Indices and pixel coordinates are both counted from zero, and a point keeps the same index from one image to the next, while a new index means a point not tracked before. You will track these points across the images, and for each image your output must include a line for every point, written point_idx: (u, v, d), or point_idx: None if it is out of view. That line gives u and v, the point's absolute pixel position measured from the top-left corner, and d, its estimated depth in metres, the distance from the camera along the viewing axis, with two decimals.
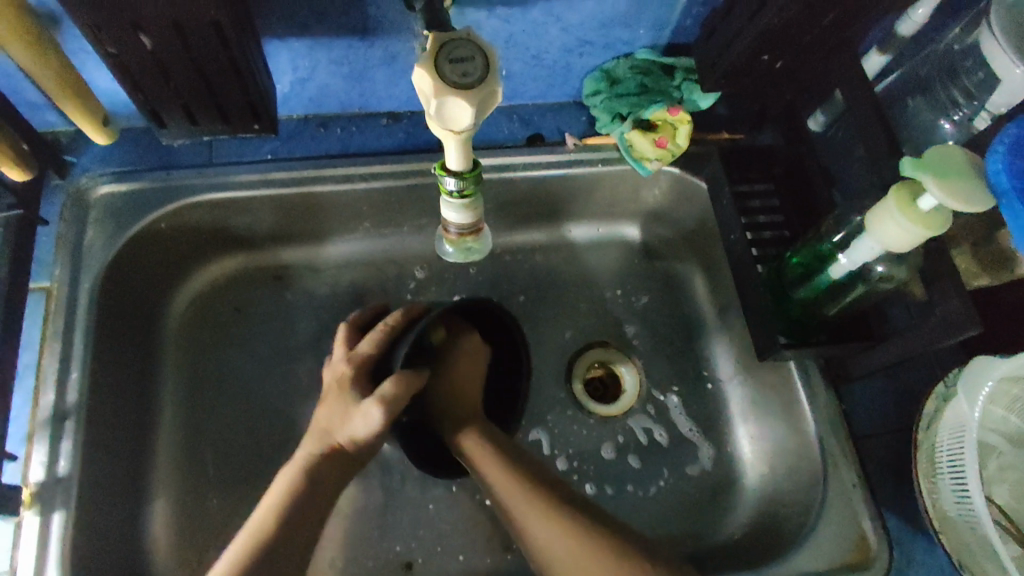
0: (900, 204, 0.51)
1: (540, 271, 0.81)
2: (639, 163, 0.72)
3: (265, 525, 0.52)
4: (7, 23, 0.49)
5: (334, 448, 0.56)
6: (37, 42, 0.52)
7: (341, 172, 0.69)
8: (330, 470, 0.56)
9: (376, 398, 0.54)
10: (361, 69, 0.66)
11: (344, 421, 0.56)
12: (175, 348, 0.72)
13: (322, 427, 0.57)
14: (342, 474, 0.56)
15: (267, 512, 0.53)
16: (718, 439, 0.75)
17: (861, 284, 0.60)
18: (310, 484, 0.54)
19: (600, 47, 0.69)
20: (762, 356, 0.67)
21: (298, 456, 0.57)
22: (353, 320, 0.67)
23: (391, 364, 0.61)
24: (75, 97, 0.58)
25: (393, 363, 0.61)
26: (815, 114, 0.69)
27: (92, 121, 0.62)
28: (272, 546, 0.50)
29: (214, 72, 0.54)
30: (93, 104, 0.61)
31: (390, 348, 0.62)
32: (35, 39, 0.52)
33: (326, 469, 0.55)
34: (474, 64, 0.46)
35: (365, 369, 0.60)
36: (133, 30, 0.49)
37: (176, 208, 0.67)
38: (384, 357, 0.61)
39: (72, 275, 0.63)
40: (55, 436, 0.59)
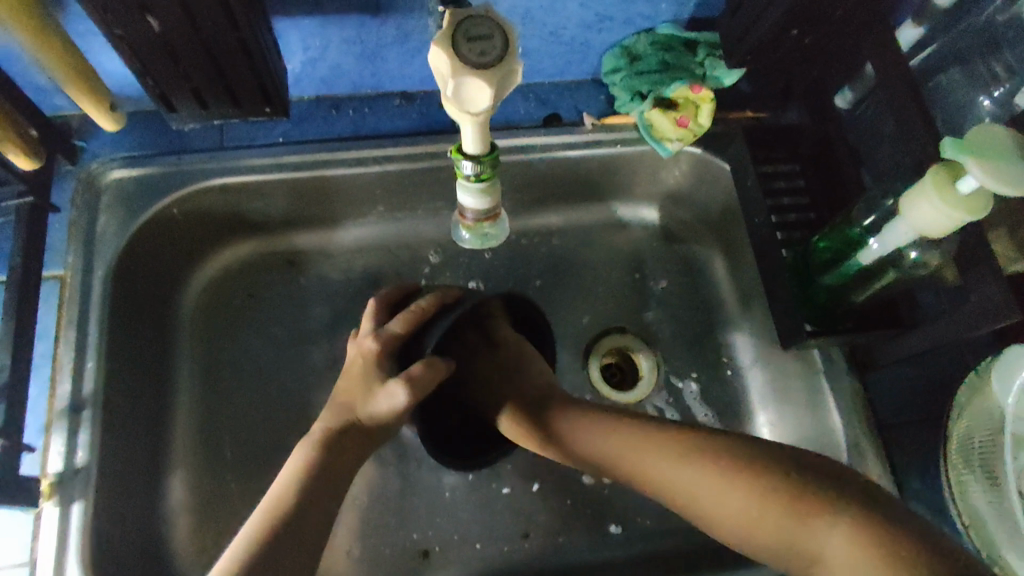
0: (937, 186, 0.48)
1: (556, 255, 0.79)
2: (660, 143, 0.70)
3: (286, 495, 0.51)
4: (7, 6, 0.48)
5: (354, 422, 0.56)
6: (39, 25, 0.50)
7: (354, 155, 0.68)
8: (351, 442, 0.55)
9: (405, 377, 0.55)
10: (374, 49, 0.64)
11: (368, 397, 0.56)
12: (190, 334, 0.72)
13: (345, 401, 0.57)
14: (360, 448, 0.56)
15: (289, 479, 0.52)
16: (739, 426, 0.74)
17: (892, 270, 0.58)
18: (330, 458, 0.54)
19: (620, 23, 0.67)
20: (787, 343, 0.65)
21: (319, 426, 0.56)
22: (381, 297, 0.65)
23: (419, 347, 0.60)
24: (83, 82, 0.57)
25: (421, 345, 0.60)
26: (843, 91, 0.66)
27: (100, 107, 0.61)
28: (293, 517, 0.50)
29: (224, 55, 0.53)
30: (101, 87, 0.60)
31: (419, 330, 0.61)
32: (40, 21, 0.51)
33: (347, 440, 0.55)
34: (492, 43, 0.44)
35: (392, 348, 0.60)
36: (140, 12, 0.47)
37: (188, 193, 0.66)
38: (413, 339, 0.61)
39: (85, 263, 0.63)
40: (72, 426, 0.59)
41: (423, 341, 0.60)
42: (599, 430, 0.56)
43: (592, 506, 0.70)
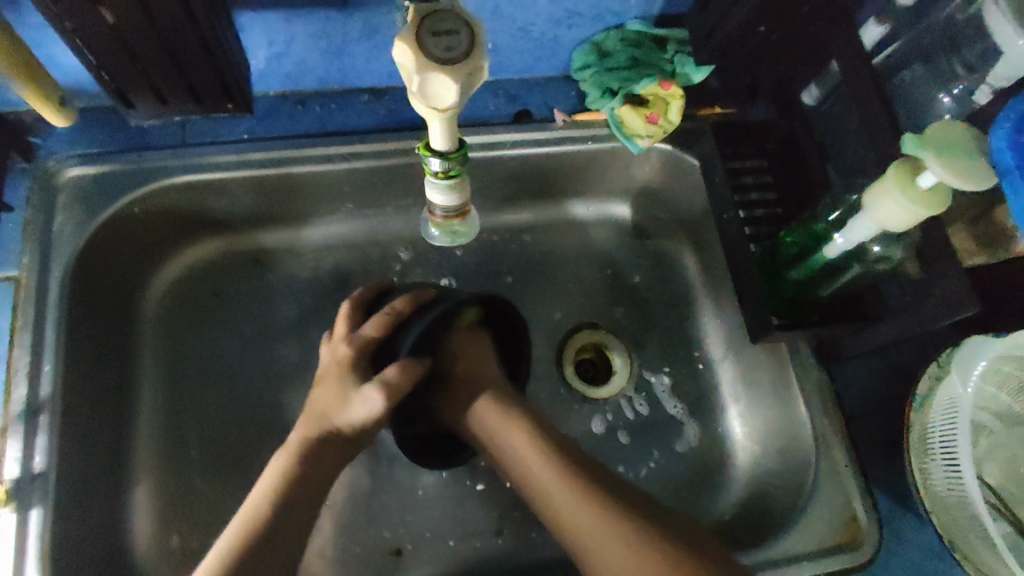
0: (900, 182, 0.49)
1: (528, 251, 0.79)
2: (630, 140, 0.70)
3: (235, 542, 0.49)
4: None
5: (331, 431, 0.55)
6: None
7: (322, 151, 0.66)
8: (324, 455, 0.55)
9: (381, 382, 0.53)
10: (340, 44, 0.63)
11: (343, 405, 0.55)
12: (153, 335, 0.70)
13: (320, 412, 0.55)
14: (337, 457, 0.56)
15: (261, 500, 0.51)
16: (710, 419, 0.75)
17: (856, 264, 0.59)
18: (302, 474, 0.53)
19: (589, 19, 0.67)
20: (754, 338, 0.66)
21: (293, 441, 0.55)
22: (355, 297, 0.63)
23: (396, 349, 0.59)
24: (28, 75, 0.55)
25: (398, 347, 0.59)
26: (810, 87, 0.67)
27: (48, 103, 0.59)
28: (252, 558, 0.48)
29: (182, 49, 0.51)
30: (49, 83, 0.58)
31: (395, 332, 0.59)
32: None
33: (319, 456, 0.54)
34: (458, 38, 0.44)
35: (368, 353, 0.58)
36: (92, 3, 0.45)
37: (150, 190, 0.64)
38: (388, 342, 0.59)
39: (41, 263, 0.61)
40: (29, 431, 0.57)
41: (399, 342, 0.59)
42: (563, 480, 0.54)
43: None
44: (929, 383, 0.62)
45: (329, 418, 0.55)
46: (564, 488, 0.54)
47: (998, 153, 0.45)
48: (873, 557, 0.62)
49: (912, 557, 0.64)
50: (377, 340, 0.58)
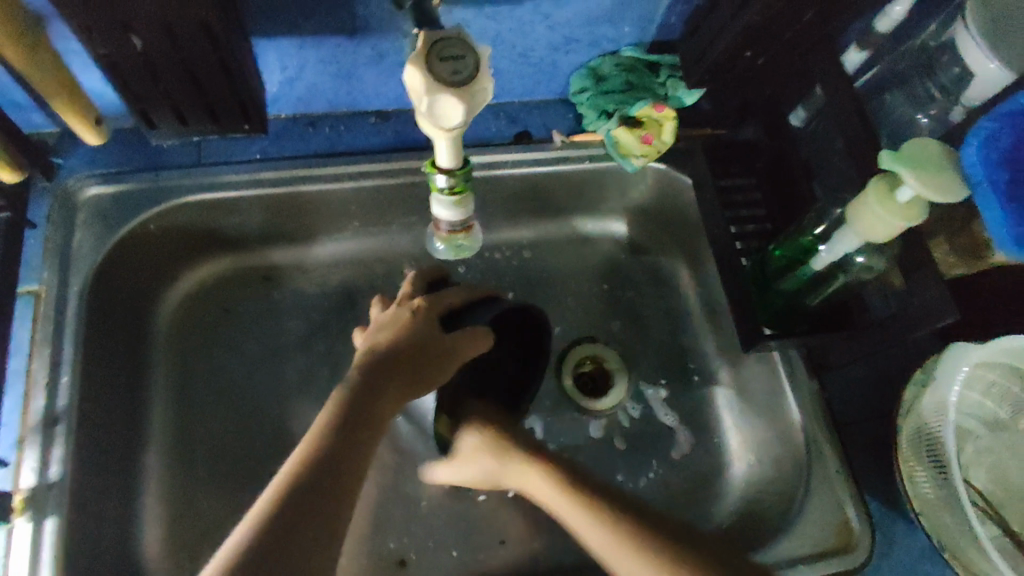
0: (879, 196, 0.52)
1: (528, 268, 0.82)
2: (624, 159, 0.73)
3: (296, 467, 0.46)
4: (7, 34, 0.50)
5: (405, 360, 0.56)
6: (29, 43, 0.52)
7: (330, 171, 0.69)
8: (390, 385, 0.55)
9: (474, 331, 0.60)
10: (350, 69, 0.67)
11: (426, 342, 0.58)
12: (164, 348, 0.72)
13: (397, 345, 0.57)
14: (406, 391, 0.56)
15: (324, 425, 0.50)
16: (708, 430, 0.76)
17: (841, 275, 0.62)
18: (370, 399, 0.53)
19: (586, 45, 0.70)
20: (746, 348, 0.67)
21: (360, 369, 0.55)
22: (416, 274, 0.68)
23: (461, 320, 0.63)
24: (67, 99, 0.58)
25: (464, 317, 0.63)
26: (796, 109, 0.70)
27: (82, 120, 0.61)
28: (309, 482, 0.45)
29: (205, 74, 0.54)
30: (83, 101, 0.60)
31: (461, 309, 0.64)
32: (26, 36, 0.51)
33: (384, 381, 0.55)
34: (465, 63, 0.47)
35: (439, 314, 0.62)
36: (122, 31, 0.48)
37: (166, 208, 0.67)
38: (455, 314, 0.63)
39: (61, 278, 0.63)
40: (47, 441, 0.59)
41: (468, 317, 0.63)
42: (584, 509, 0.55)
43: None
44: (915, 392, 0.64)
45: (400, 351, 0.57)
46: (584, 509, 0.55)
47: (970, 168, 0.49)
48: (866, 562, 0.64)
49: (905, 563, 0.66)
50: (450, 310, 0.63)
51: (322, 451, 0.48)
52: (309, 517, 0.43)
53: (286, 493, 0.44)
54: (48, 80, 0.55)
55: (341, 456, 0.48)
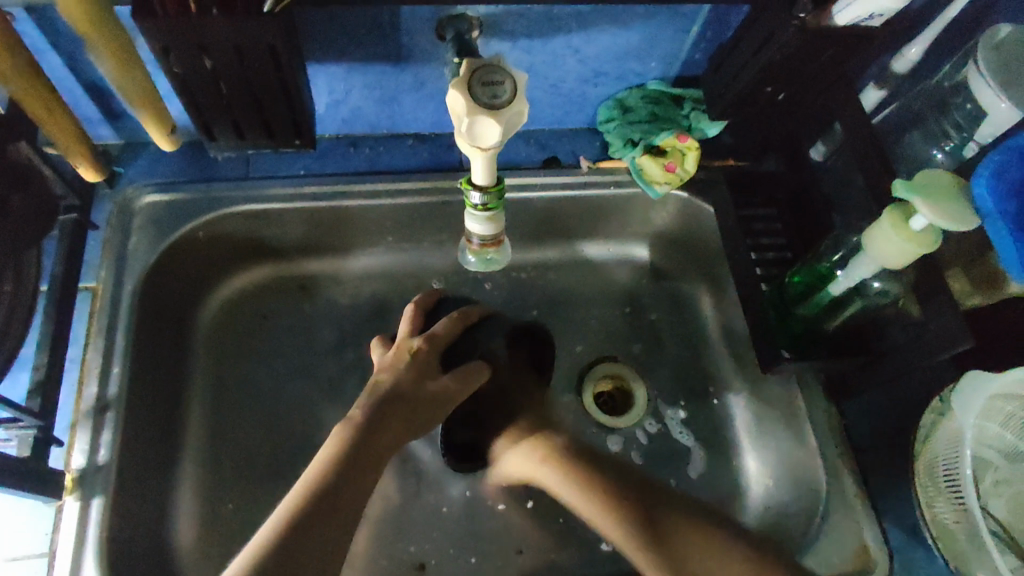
0: (893, 223, 0.54)
1: (552, 289, 0.85)
2: (650, 187, 0.77)
3: (303, 496, 0.50)
4: (114, 54, 0.55)
5: (402, 398, 0.59)
6: (127, 60, 0.57)
7: (369, 188, 0.74)
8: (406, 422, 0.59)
9: (470, 374, 0.64)
10: (393, 94, 0.72)
11: (423, 382, 0.61)
12: (204, 350, 0.76)
13: (396, 385, 0.60)
14: (406, 431, 0.59)
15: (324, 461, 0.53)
16: (725, 453, 0.77)
17: (859, 298, 0.64)
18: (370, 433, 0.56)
19: (614, 78, 0.75)
20: (765, 368, 0.70)
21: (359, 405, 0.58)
22: (415, 304, 0.70)
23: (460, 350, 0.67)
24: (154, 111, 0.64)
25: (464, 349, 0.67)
26: (816, 144, 0.73)
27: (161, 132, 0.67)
28: (317, 510, 0.49)
29: (265, 93, 0.59)
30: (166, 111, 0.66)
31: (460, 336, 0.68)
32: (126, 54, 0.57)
33: (400, 420, 0.58)
34: (503, 88, 0.51)
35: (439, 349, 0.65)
36: (197, 51, 0.53)
37: (216, 217, 0.71)
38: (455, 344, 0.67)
39: (117, 276, 0.68)
40: (96, 426, 0.62)
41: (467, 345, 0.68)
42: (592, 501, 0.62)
43: (583, 526, 0.73)
44: (931, 420, 0.65)
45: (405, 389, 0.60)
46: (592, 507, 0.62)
47: (980, 199, 0.51)
48: None
49: None
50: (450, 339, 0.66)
51: (327, 480, 0.51)
52: (319, 531, 0.48)
53: (289, 526, 0.47)
54: (135, 92, 0.60)
55: (344, 491, 0.51)
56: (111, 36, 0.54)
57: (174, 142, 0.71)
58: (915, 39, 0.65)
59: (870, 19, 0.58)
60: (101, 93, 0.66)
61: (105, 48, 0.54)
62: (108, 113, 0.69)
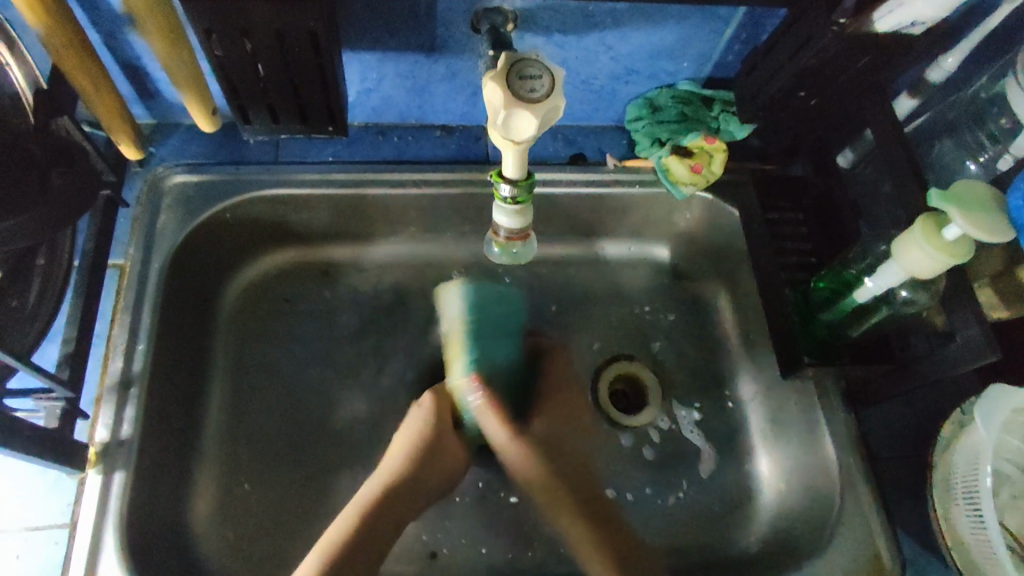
0: (926, 232, 0.54)
1: (572, 285, 0.84)
2: (675, 187, 0.76)
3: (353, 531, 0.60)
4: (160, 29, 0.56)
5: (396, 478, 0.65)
6: (175, 41, 0.58)
7: (396, 177, 0.74)
8: (434, 489, 0.66)
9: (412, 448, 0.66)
10: (424, 84, 0.72)
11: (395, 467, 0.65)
12: (224, 331, 0.76)
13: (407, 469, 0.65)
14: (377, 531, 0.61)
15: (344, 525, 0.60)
16: (739, 457, 0.77)
17: (885, 307, 0.64)
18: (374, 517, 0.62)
19: (645, 77, 0.75)
20: (787, 375, 0.70)
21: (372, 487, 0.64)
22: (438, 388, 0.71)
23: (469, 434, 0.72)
24: (195, 91, 0.65)
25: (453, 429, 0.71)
26: (844, 150, 0.74)
27: (203, 111, 0.68)
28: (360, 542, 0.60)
29: (302, 78, 0.59)
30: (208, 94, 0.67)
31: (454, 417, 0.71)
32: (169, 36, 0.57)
33: (431, 467, 0.66)
34: (541, 82, 0.51)
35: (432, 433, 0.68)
36: (239, 35, 0.54)
37: (243, 200, 0.72)
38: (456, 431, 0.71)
39: (145, 254, 0.69)
40: (120, 401, 0.63)
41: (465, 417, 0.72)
42: (597, 555, 0.63)
43: None
44: (952, 430, 0.65)
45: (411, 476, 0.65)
46: (599, 559, 0.63)
47: (1015, 212, 0.50)
48: None
49: None
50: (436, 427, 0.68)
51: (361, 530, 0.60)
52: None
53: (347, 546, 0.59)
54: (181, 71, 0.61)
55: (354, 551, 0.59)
56: (162, 12, 0.55)
57: (215, 125, 0.72)
58: (952, 50, 0.65)
59: (912, 26, 0.58)
60: (137, 74, 0.67)
61: (154, 23, 0.56)
62: (142, 93, 0.69)
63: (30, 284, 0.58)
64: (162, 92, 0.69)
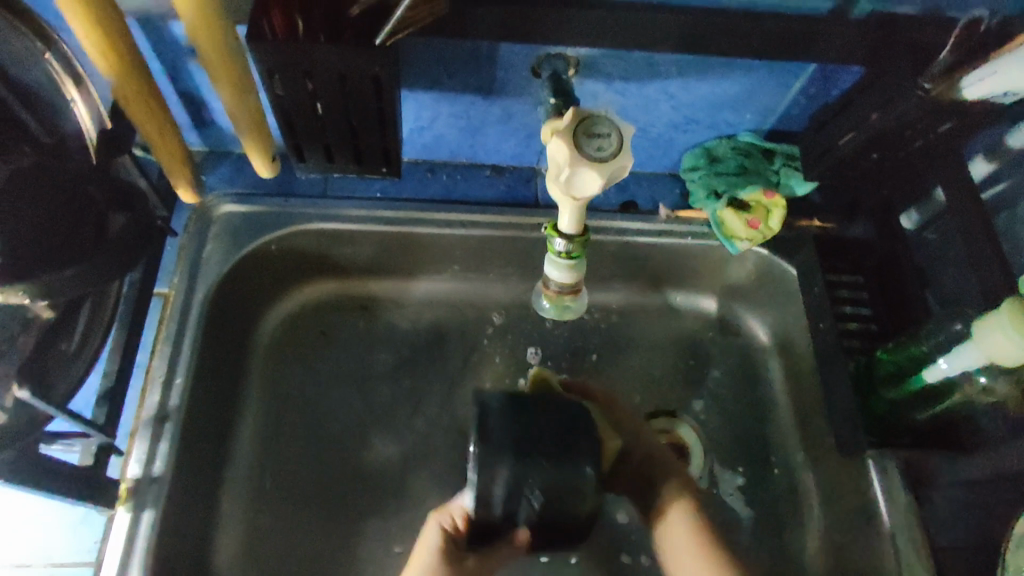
0: (1014, 318, 0.51)
1: (615, 333, 0.81)
2: (730, 241, 0.73)
3: None
4: (230, 78, 0.55)
5: None
6: (242, 86, 0.57)
7: (444, 217, 0.73)
8: None
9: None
10: (477, 124, 0.70)
11: None
12: (259, 361, 0.75)
13: None
14: None
15: None
16: (786, 529, 0.73)
17: (957, 393, 0.60)
18: None
19: (705, 127, 0.72)
20: (845, 454, 0.66)
21: None
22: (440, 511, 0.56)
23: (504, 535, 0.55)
24: (258, 136, 0.64)
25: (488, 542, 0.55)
26: (909, 212, 0.70)
27: (264, 157, 0.68)
28: None
29: (362, 120, 0.58)
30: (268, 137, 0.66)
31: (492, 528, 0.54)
32: (243, 81, 0.57)
33: None
34: (609, 140, 0.49)
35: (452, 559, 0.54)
36: (303, 77, 0.53)
37: (288, 233, 0.71)
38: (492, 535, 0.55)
39: (189, 283, 0.68)
40: (155, 435, 0.62)
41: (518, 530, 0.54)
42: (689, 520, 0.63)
43: None
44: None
45: None
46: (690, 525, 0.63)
47: None
48: None
49: None
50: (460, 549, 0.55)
51: None
52: None
53: None
54: (242, 115, 0.60)
55: None
56: (235, 65, 0.55)
57: (273, 169, 0.71)
58: None
59: (1004, 96, 0.54)
60: (195, 104, 0.67)
61: (224, 78, 0.55)
62: (198, 120, 0.69)
63: (75, 330, 0.58)
64: (218, 122, 0.69)
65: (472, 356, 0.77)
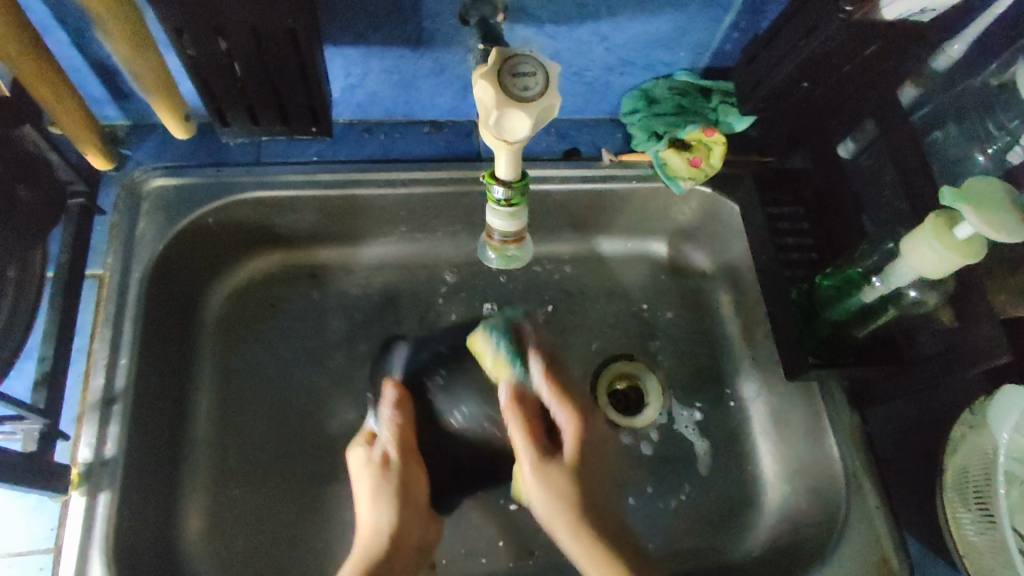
0: (936, 230, 0.53)
1: (567, 282, 0.81)
2: (673, 181, 0.74)
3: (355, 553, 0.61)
4: (128, 38, 0.53)
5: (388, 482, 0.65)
6: (141, 46, 0.55)
7: (384, 177, 0.71)
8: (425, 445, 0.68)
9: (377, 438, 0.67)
10: (411, 79, 0.69)
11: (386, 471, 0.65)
12: (208, 339, 0.74)
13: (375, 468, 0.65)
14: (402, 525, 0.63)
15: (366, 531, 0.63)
16: (742, 456, 0.76)
17: (891, 306, 0.63)
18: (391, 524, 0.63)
19: (641, 68, 0.72)
20: (789, 376, 0.69)
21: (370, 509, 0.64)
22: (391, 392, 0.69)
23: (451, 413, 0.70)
24: (168, 99, 0.62)
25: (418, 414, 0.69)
26: (846, 141, 0.71)
27: (174, 116, 0.65)
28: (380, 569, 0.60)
29: (282, 77, 0.56)
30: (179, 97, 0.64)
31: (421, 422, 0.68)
32: (138, 41, 0.54)
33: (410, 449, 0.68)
34: (535, 79, 0.48)
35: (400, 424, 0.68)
36: (213, 34, 0.51)
37: (225, 204, 0.69)
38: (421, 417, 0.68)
39: (124, 264, 0.66)
40: (103, 420, 0.61)
41: None
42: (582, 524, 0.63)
43: None
44: (960, 431, 0.63)
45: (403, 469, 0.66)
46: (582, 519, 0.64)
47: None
48: None
49: None
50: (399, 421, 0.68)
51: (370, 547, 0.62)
52: None
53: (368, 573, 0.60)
54: (149, 76, 0.58)
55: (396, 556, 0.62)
56: (129, 21, 0.52)
57: (187, 129, 0.69)
58: (959, 36, 0.60)
59: (921, 12, 0.56)
60: (108, 75, 0.63)
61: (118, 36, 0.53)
62: (114, 93, 0.66)
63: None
64: (135, 93, 0.66)
65: (426, 317, 0.77)
